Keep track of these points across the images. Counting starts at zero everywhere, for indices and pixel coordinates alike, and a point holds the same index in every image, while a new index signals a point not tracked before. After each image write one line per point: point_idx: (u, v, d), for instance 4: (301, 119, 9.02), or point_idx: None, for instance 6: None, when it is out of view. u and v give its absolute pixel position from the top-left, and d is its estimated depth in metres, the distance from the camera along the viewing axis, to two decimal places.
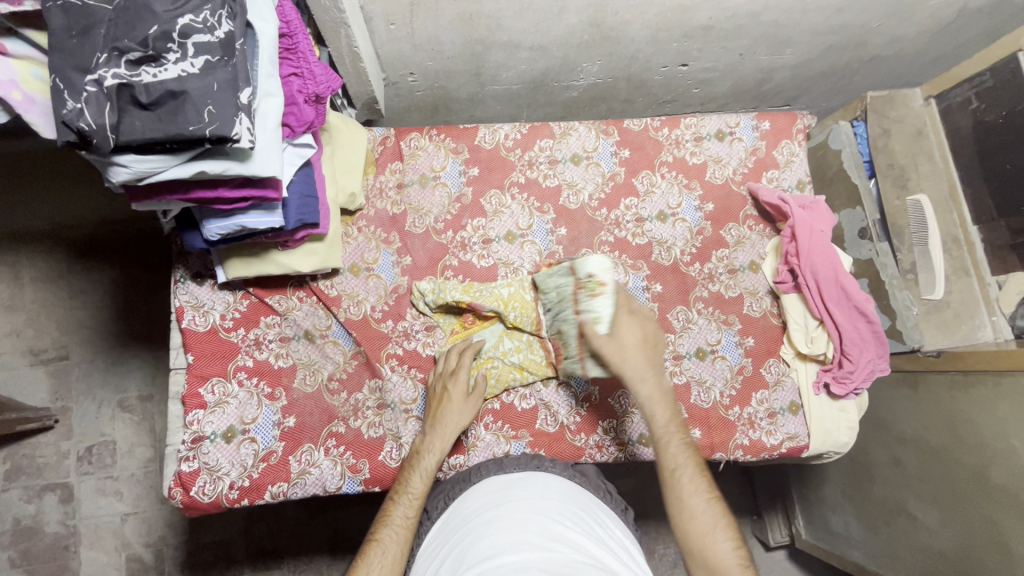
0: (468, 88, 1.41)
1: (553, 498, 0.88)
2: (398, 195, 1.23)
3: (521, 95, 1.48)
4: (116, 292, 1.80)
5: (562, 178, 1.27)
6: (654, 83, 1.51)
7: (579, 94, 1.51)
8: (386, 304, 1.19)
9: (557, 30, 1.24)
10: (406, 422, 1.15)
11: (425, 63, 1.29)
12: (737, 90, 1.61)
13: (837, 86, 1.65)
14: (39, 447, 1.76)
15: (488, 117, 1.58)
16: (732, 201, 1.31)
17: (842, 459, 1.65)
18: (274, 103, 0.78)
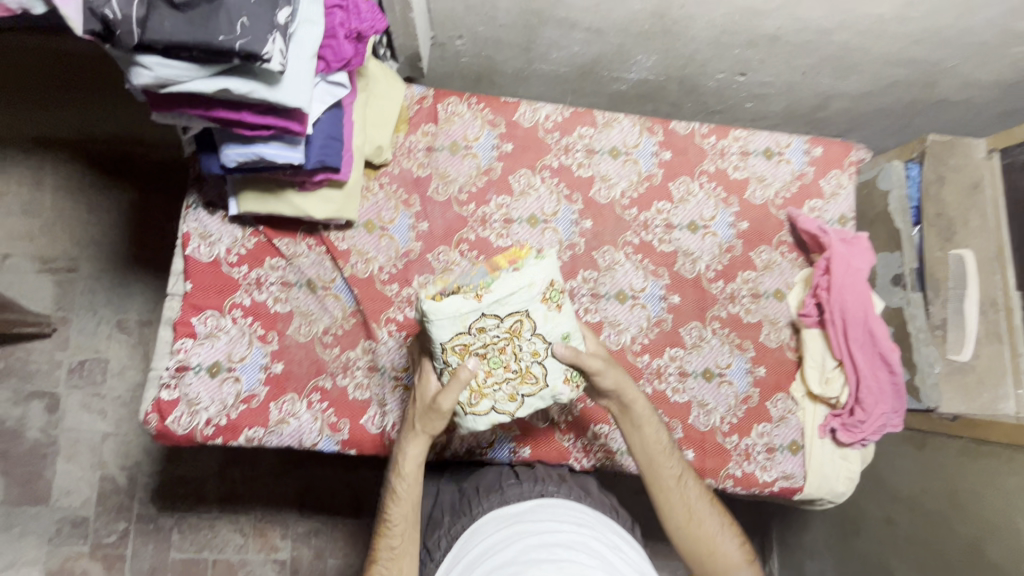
0: (515, 63, 1.36)
1: (564, 529, 0.84)
2: (426, 158, 1.18)
3: (568, 79, 1.43)
4: (131, 214, 1.80)
5: (596, 170, 1.22)
6: (706, 90, 1.44)
7: (628, 87, 1.45)
8: (394, 267, 1.15)
9: (617, 16, 1.18)
10: (393, 392, 1.10)
11: (476, 28, 1.24)
12: (791, 112, 1.54)
13: (895, 124, 1.57)
14: (33, 352, 1.76)
15: (531, 96, 1.52)
16: (768, 225, 1.25)
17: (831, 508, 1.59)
18: (312, 32, 0.75)
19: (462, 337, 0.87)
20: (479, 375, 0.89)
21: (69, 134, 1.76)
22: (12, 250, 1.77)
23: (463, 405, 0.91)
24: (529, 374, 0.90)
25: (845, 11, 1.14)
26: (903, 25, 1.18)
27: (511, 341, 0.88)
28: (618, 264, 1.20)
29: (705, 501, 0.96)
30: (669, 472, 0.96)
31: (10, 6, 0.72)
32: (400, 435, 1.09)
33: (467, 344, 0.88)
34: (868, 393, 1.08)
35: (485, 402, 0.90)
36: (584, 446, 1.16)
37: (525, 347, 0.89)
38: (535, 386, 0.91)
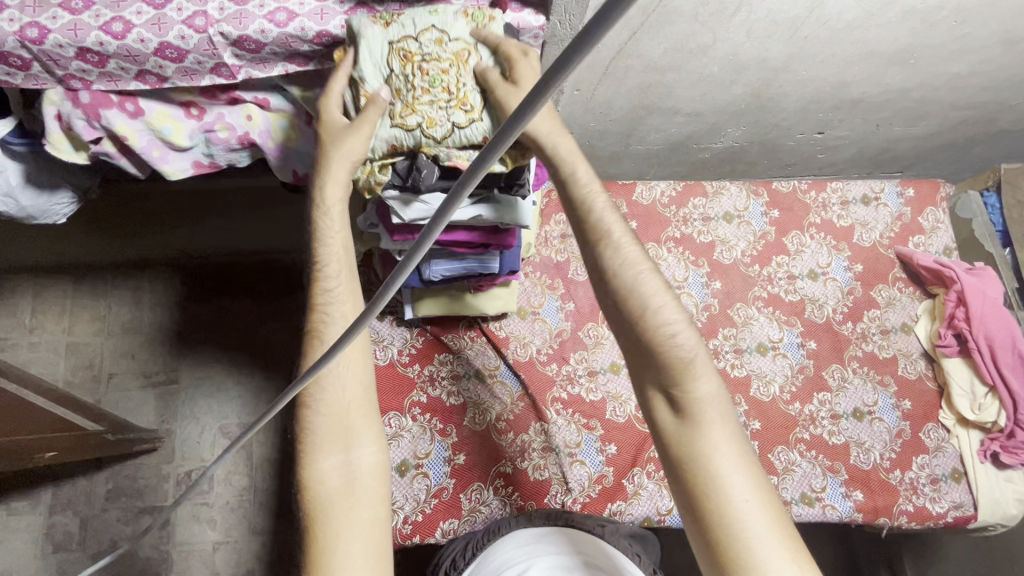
0: (613, 147, 1.51)
1: (583, 556, 0.89)
2: (562, 244, 1.30)
3: (658, 154, 1.58)
4: (225, 321, 1.82)
5: (715, 235, 1.33)
6: (785, 147, 1.59)
7: (711, 155, 1.61)
8: (551, 348, 1.23)
9: (718, 100, 1.32)
10: (572, 466, 1.16)
11: (587, 124, 1.38)
12: (860, 157, 1.67)
13: (957, 154, 1.69)
14: (141, 468, 1.73)
15: (619, 173, 1.67)
16: (881, 263, 1.34)
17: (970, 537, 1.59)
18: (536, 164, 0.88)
19: (395, 108, 0.72)
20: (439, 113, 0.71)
21: (170, 254, 1.82)
22: (116, 369, 1.77)
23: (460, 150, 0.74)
24: (462, 58, 0.71)
25: (925, 73, 1.28)
26: (976, 78, 1.32)
27: (414, 65, 0.70)
28: (753, 318, 1.28)
29: (651, 277, 0.84)
30: (602, 240, 0.83)
31: (220, 161, 1.01)
32: (582, 505, 1.14)
33: (403, 100, 0.72)
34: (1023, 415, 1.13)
35: (479, 97, 0.72)
36: None
37: (429, 55, 0.70)
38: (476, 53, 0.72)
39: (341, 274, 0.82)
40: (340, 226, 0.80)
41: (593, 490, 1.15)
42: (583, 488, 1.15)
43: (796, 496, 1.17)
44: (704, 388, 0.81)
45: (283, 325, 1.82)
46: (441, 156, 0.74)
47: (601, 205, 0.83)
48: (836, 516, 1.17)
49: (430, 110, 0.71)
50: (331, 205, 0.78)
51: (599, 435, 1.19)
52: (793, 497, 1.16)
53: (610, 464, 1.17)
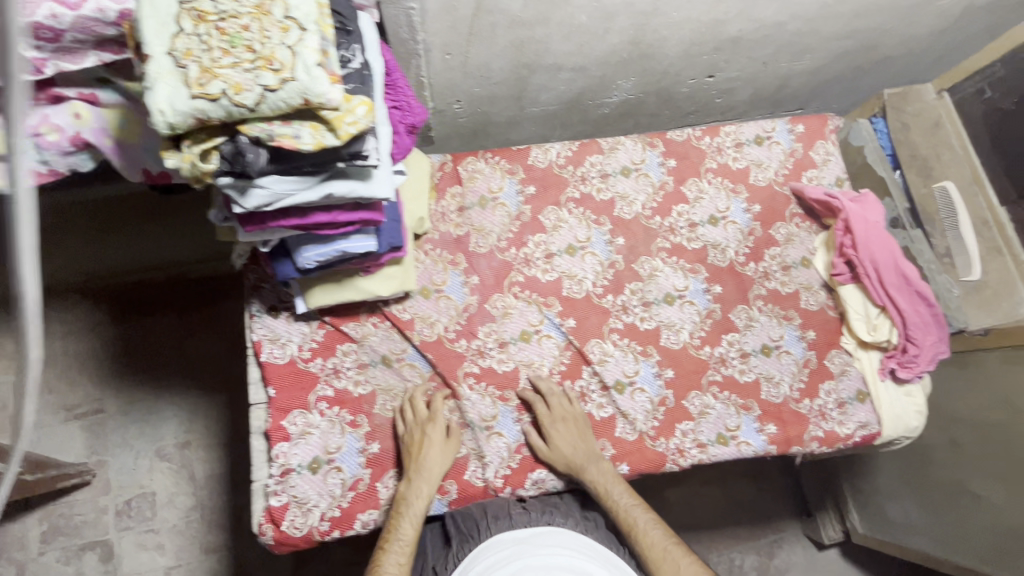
0: (507, 112, 1.54)
1: (569, 555, 0.96)
2: (460, 218, 1.26)
3: (557, 115, 1.62)
4: (146, 340, 1.71)
5: (614, 191, 1.32)
6: (681, 94, 1.66)
7: (611, 110, 1.66)
8: (458, 324, 1.20)
9: (600, 52, 1.34)
10: (489, 440, 1.14)
11: (472, 90, 1.39)
12: (757, 97, 1.77)
13: (850, 87, 1.81)
14: (75, 505, 1.63)
15: (523, 138, 1.72)
16: (777, 202, 1.36)
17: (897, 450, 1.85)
18: (386, 132, 0.85)
19: (190, 72, 0.64)
20: (246, 65, 0.65)
21: (71, 278, 1.68)
22: (32, 407, 1.65)
23: (288, 104, 0.66)
24: (265, 7, 0.67)
25: (793, 5, 1.33)
26: (843, 5, 1.37)
27: (209, 25, 0.66)
28: (658, 270, 1.28)
29: (670, 539, 1.01)
30: (626, 516, 1.04)
31: (60, 168, 0.91)
32: (504, 480, 1.13)
33: (200, 64, 0.65)
34: (909, 329, 1.17)
35: (288, 53, 0.66)
36: (677, 446, 1.19)
37: (224, 13, 0.66)
38: (280, 2, 0.68)
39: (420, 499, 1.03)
40: (427, 486, 1.04)
41: (513, 461, 1.14)
42: (503, 460, 1.14)
43: (712, 438, 1.20)
44: None
45: (209, 336, 1.73)
46: (261, 130, 0.68)
47: (617, 490, 1.07)
48: (751, 452, 1.20)
49: (233, 75, 0.65)
50: (426, 471, 1.05)
51: (514, 405, 1.18)
52: (709, 438, 1.20)
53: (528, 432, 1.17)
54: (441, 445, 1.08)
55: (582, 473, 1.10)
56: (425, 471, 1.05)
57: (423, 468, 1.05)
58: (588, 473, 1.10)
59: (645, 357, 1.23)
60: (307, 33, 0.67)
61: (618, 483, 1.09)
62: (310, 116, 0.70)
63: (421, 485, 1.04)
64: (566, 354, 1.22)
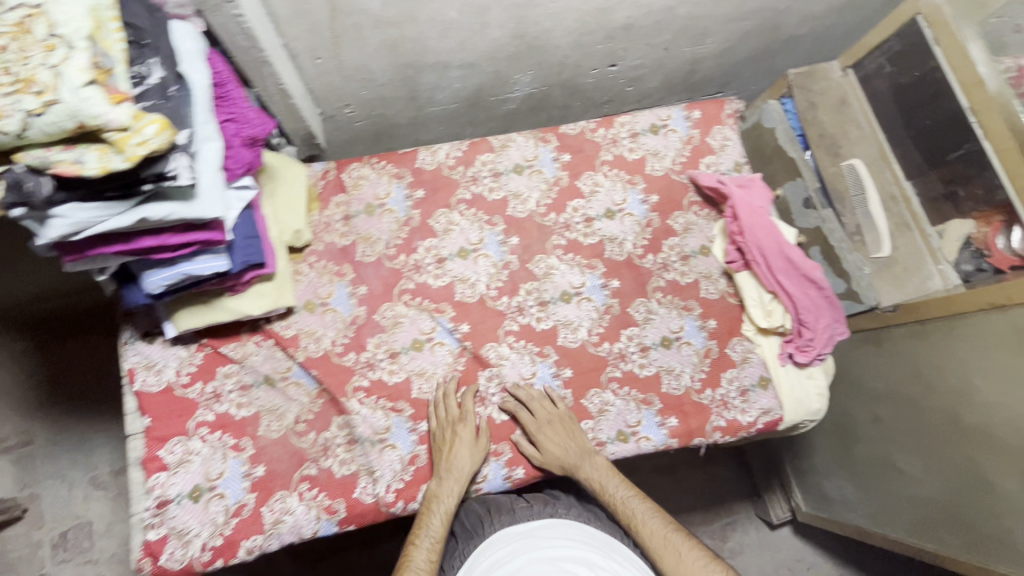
0: (406, 114, 1.50)
1: (571, 546, 0.97)
2: (346, 227, 1.23)
3: (461, 113, 1.59)
4: (76, 362, 1.63)
5: (507, 189, 1.29)
6: (587, 86, 1.63)
7: (517, 105, 1.63)
8: (346, 337, 1.17)
9: (484, 47, 1.30)
10: (381, 454, 1.11)
11: (359, 93, 1.35)
12: (669, 83, 1.75)
13: (764, 67, 1.80)
14: (7, 541, 1.55)
15: (432, 139, 1.68)
16: (675, 191, 1.34)
17: (828, 427, 1.86)
18: (214, 147, 0.80)
19: None
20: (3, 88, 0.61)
21: None
22: None
23: (58, 128, 0.62)
24: (27, 25, 0.63)
25: None
26: None
27: None
28: (554, 269, 1.26)
29: (671, 527, 0.99)
30: (624, 510, 1.03)
31: None
32: (396, 494, 1.09)
33: None
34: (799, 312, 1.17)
35: (50, 74, 0.62)
36: None
37: None
38: (43, 17, 0.64)
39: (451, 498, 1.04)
40: (456, 485, 1.05)
41: (406, 473, 1.10)
42: (396, 473, 1.10)
43: (613, 434, 1.18)
44: None
45: None
46: (38, 157, 0.65)
47: (612, 484, 1.07)
48: (651, 447, 1.19)
49: None
50: (453, 471, 1.06)
51: (408, 415, 1.14)
52: (609, 436, 1.18)
53: (423, 442, 1.13)
54: (472, 443, 1.09)
55: (577, 469, 1.09)
56: (450, 470, 1.06)
57: (451, 469, 1.06)
58: (583, 468, 1.09)
59: (542, 358, 1.21)
60: (73, 49, 0.63)
61: (614, 477, 1.08)
62: (93, 137, 0.65)
63: (448, 483, 1.05)
64: (460, 360, 1.19)
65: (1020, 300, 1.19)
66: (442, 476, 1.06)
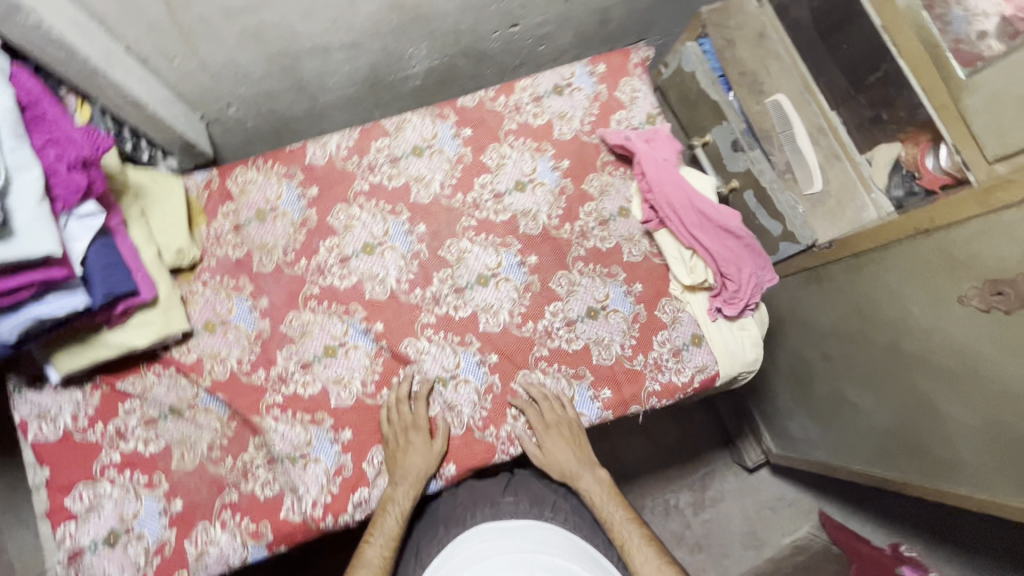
0: (300, 105, 1.40)
1: (550, 552, 0.95)
2: (238, 237, 1.15)
3: (362, 97, 1.49)
4: None
5: (407, 174, 1.21)
6: (494, 51, 1.53)
7: (422, 80, 1.53)
8: (253, 354, 1.11)
9: (361, 23, 1.20)
10: (305, 470, 1.06)
11: (238, 90, 1.25)
12: (582, 37, 1.66)
13: (681, 7, 1.71)
14: None
15: (339, 127, 1.58)
16: (587, 153, 1.27)
17: (784, 370, 1.84)
18: (30, 177, 0.73)
19: None
20: None
21: None
22: None
23: None
24: None
25: None
26: None
27: None
28: (467, 252, 1.20)
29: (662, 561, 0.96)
30: (619, 534, 1.01)
31: None
32: (326, 507, 1.05)
33: None
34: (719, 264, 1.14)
35: None
36: (507, 434, 1.12)
37: None
38: None
39: (406, 500, 1.03)
40: (410, 488, 1.03)
41: (334, 485, 1.06)
42: (322, 488, 1.06)
43: None
44: None
45: None
46: None
47: (612, 507, 1.05)
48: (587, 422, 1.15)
49: None
50: (409, 474, 1.04)
51: (329, 426, 1.09)
52: None
53: (348, 452, 1.08)
54: (425, 447, 1.06)
55: (577, 484, 1.08)
56: (403, 476, 1.04)
57: (405, 470, 1.04)
58: (581, 484, 1.08)
59: (464, 347, 1.15)
60: None
61: (614, 499, 1.07)
62: None
63: (398, 488, 1.03)
64: (378, 361, 1.13)
65: (945, 221, 1.15)
66: (398, 478, 1.04)
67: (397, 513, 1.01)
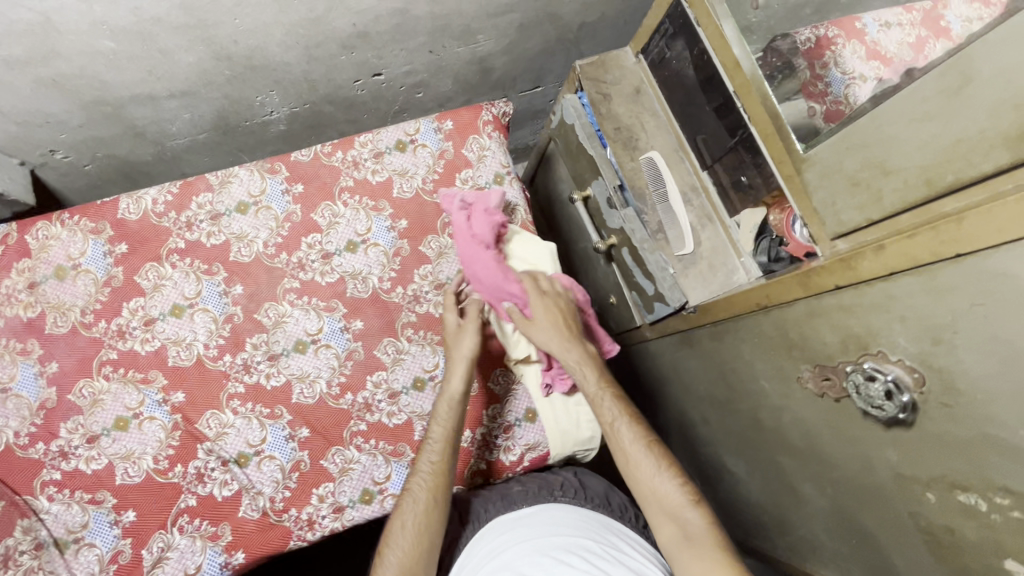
0: (144, 150, 1.33)
1: (565, 528, 0.94)
2: (31, 296, 1.07)
3: (219, 142, 1.41)
4: None
5: (229, 232, 1.14)
6: (364, 98, 1.48)
7: (288, 126, 1.47)
8: (33, 426, 1.02)
9: (186, 73, 1.15)
10: (77, 555, 0.98)
11: (59, 137, 1.19)
12: (465, 84, 1.61)
13: (570, 58, 1.68)
14: None
15: (202, 170, 1.50)
16: (427, 214, 1.21)
17: (674, 428, 1.77)
18: None
19: None
20: None
21: None
22: None
23: None
24: None
25: None
26: None
27: None
28: (286, 316, 1.13)
29: (645, 443, 0.95)
30: (605, 412, 0.99)
31: None
32: None
33: None
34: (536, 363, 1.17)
35: None
36: (308, 516, 1.04)
37: None
38: None
39: (441, 414, 1.01)
40: (457, 383, 1.03)
41: (106, 574, 0.97)
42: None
43: (353, 497, 1.06)
44: (694, 516, 0.87)
45: None
46: None
47: (593, 386, 1.02)
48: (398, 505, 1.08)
49: None
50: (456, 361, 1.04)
51: (111, 506, 1.00)
52: (351, 499, 1.06)
53: (128, 535, 0.99)
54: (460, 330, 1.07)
55: (562, 350, 1.05)
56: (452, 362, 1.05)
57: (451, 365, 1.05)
58: (564, 357, 1.05)
59: (272, 420, 1.08)
60: None
61: (595, 371, 1.04)
62: None
63: (451, 379, 1.03)
64: (174, 436, 1.05)
65: (777, 301, 1.09)
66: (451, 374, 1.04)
67: (440, 426, 1.00)
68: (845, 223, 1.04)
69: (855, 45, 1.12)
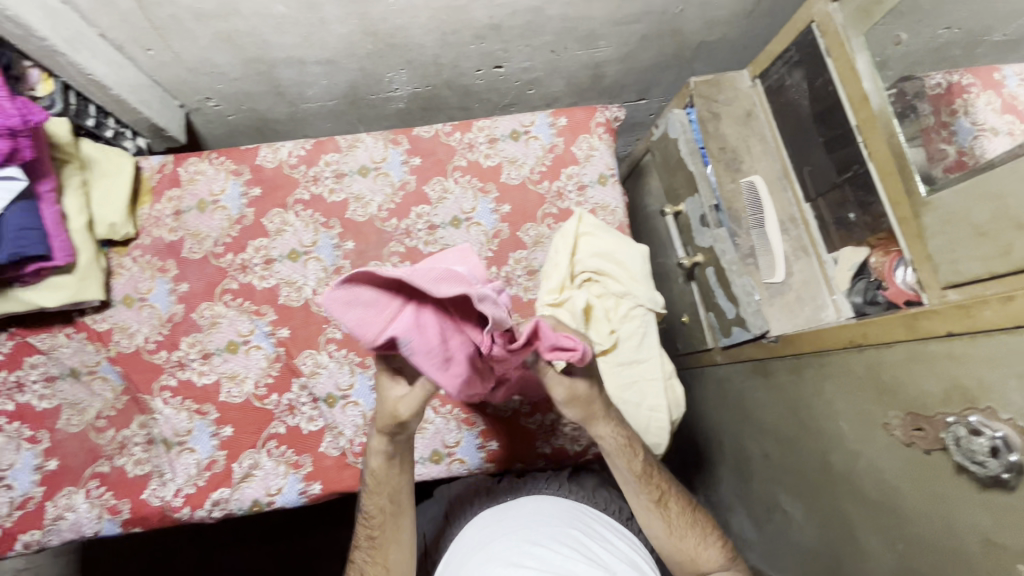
0: (280, 108, 1.45)
1: (550, 516, 0.97)
2: (175, 223, 1.21)
3: (344, 111, 1.53)
4: None
5: (348, 192, 1.24)
6: (480, 88, 1.55)
7: (407, 104, 1.56)
8: (160, 334, 1.15)
9: (335, 43, 1.26)
10: (179, 457, 1.08)
11: (216, 87, 1.33)
12: (575, 87, 1.65)
13: (681, 74, 1.69)
14: None
15: (322, 134, 1.62)
16: (529, 202, 1.26)
17: (728, 458, 1.73)
18: None
19: None
20: None
21: None
22: None
23: None
24: None
25: None
26: None
27: None
28: None
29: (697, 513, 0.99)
30: (652, 485, 0.97)
31: None
32: (186, 498, 1.06)
33: None
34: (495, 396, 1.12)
35: None
36: None
37: None
38: None
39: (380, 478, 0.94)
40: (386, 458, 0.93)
41: (200, 478, 1.07)
42: (189, 477, 1.07)
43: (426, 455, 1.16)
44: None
45: None
46: None
47: (642, 461, 0.97)
48: (463, 470, 1.16)
49: None
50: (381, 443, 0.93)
51: (212, 419, 1.11)
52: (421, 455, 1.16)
53: (224, 448, 1.09)
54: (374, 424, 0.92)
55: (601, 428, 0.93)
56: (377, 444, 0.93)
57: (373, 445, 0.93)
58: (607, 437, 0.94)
59: (362, 369, 1.15)
60: None
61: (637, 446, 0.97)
62: None
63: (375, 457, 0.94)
64: (275, 366, 1.14)
65: (875, 340, 1.07)
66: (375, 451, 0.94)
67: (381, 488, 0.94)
68: (963, 272, 0.99)
69: (991, 96, 0.99)
